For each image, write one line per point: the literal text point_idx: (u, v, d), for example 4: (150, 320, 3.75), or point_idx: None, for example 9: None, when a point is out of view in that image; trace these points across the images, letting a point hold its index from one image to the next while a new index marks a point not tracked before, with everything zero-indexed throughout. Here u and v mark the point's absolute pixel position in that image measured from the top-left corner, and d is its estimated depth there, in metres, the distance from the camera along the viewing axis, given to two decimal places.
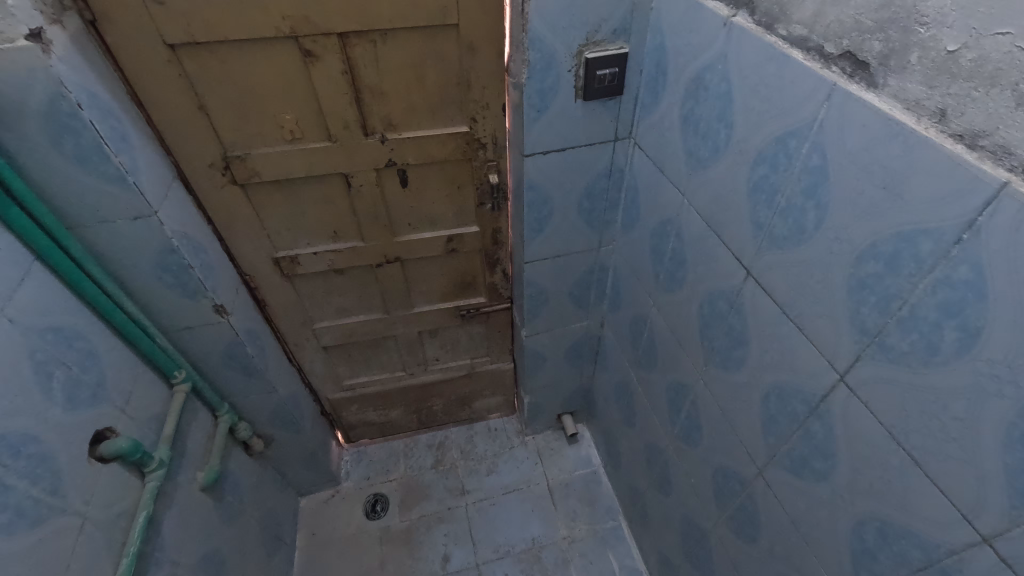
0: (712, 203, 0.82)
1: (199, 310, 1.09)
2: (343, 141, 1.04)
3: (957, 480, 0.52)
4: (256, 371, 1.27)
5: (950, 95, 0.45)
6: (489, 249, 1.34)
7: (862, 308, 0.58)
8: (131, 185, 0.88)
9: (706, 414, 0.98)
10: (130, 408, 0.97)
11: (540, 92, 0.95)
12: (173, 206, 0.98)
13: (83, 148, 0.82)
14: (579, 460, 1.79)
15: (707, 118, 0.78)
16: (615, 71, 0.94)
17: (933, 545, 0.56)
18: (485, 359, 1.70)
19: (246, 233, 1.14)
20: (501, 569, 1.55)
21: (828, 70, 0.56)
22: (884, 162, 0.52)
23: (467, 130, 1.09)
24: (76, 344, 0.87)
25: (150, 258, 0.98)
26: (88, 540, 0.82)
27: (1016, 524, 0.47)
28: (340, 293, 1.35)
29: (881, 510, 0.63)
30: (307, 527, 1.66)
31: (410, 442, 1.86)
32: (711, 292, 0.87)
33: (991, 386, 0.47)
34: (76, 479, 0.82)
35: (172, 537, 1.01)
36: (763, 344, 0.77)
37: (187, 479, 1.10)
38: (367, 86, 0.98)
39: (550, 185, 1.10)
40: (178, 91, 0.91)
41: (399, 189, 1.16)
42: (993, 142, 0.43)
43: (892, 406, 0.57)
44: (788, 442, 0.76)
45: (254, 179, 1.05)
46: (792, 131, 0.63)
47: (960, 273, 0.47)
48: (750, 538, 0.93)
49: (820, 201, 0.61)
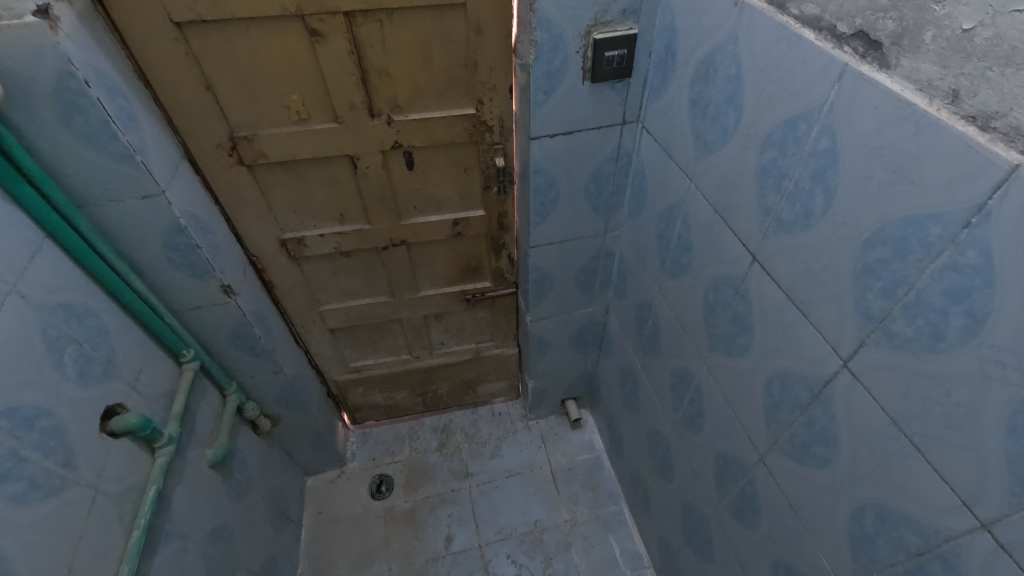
0: (720, 188, 0.81)
1: (207, 290, 1.10)
2: (349, 122, 1.04)
3: (958, 466, 0.52)
4: (263, 352, 1.29)
5: (963, 75, 0.44)
6: (494, 234, 1.34)
7: (868, 293, 0.58)
8: (139, 164, 0.88)
9: (709, 401, 0.98)
10: (141, 385, 0.99)
11: (547, 74, 0.94)
12: (181, 186, 0.99)
13: (92, 126, 0.83)
14: (582, 446, 1.80)
15: (715, 101, 0.77)
16: (624, 53, 0.92)
17: (932, 530, 0.56)
18: (490, 344, 1.71)
19: (253, 214, 1.14)
20: (503, 550, 1.58)
21: (839, 50, 0.55)
22: (894, 145, 0.51)
23: (473, 112, 1.08)
24: (87, 321, 0.89)
25: (158, 238, 0.99)
26: (101, 512, 0.84)
27: (1016, 511, 0.47)
28: (346, 276, 1.35)
29: (881, 496, 0.63)
30: (314, 506, 1.69)
31: (416, 425, 1.88)
32: (716, 278, 0.87)
33: (995, 372, 0.46)
34: (88, 452, 0.84)
35: (181, 511, 1.04)
36: (767, 330, 0.77)
37: (196, 456, 1.12)
38: (373, 67, 0.97)
39: (557, 168, 1.09)
40: (186, 71, 0.91)
41: (405, 172, 1.16)
42: (1006, 124, 0.42)
43: (895, 393, 0.57)
44: (789, 429, 0.76)
45: (260, 160, 1.05)
46: (802, 114, 0.62)
47: (967, 258, 0.46)
48: (750, 524, 0.94)
49: (828, 186, 0.60)
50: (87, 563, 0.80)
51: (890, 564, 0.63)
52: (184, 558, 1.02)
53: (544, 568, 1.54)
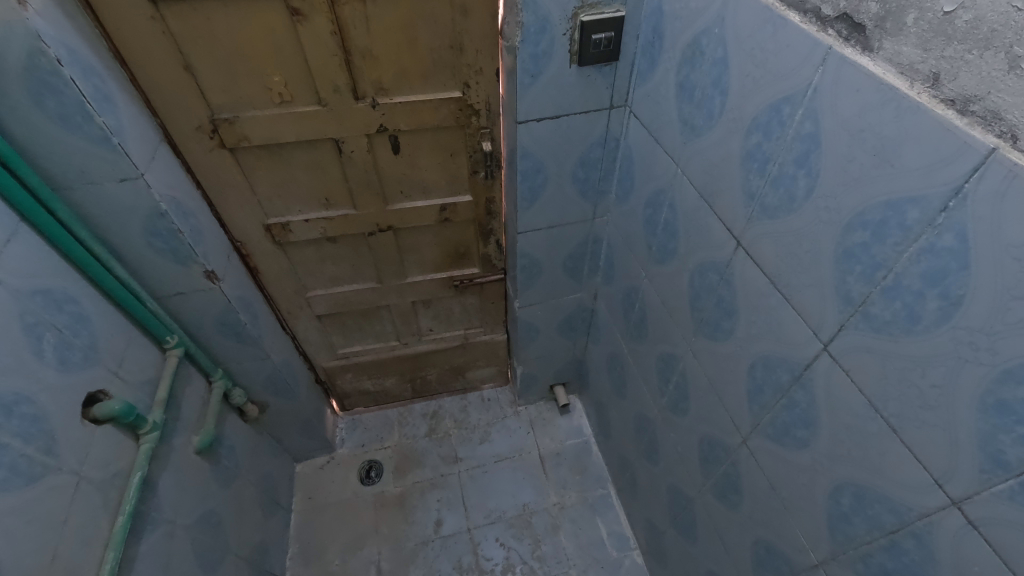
0: (705, 173, 0.81)
1: (190, 276, 1.09)
2: (333, 105, 1.02)
3: (931, 445, 0.53)
4: (249, 338, 1.28)
5: (944, 58, 0.44)
6: (482, 219, 1.33)
7: (848, 277, 0.58)
8: (116, 146, 0.86)
9: (694, 384, 0.99)
10: (123, 371, 0.98)
11: (534, 56, 0.93)
12: (161, 169, 0.97)
13: (66, 107, 0.81)
14: (571, 431, 1.82)
15: (702, 85, 0.77)
16: (611, 36, 0.91)
17: (905, 508, 0.58)
18: (479, 330, 1.71)
19: (236, 199, 1.13)
20: (492, 534, 1.60)
21: (824, 33, 0.55)
22: (876, 129, 0.51)
23: (460, 95, 1.07)
24: (66, 307, 0.87)
25: (138, 222, 0.97)
26: (85, 498, 0.84)
27: (986, 488, 0.48)
28: (333, 262, 1.34)
29: (858, 475, 0.64)
30: (304, 491, 1.69)
31: (405, 411, 1.89)
32: (702, 264, 0.87)
33: (969, 354, 0.47)
34: (70, 439, 0.83)
35: (167, 497, 1.03)
36: (750, 314, 0.77)
37: (182, 442, 1.11)
38: (357, 48, 0.96)
39: (544, 153, 1.08)
40: (163, 51, 0.89)
41: (391, 156, 1.15)
42: (984, 107, 0.42)
43: (872, 375, 0.58)
44: (771, 411, 0.77)
45: (243, 144, 1.03)
46: (786, 97, 0.62)
47: (945, 241, 0.47)
48: (733, 505, 0.95)
49: (811, 170, 0.60)
50: (72, 549, 0.79)
51: (866, 541, 0.65)
52: (172, 544, 1.02)
53: (532, 550, 1.56)
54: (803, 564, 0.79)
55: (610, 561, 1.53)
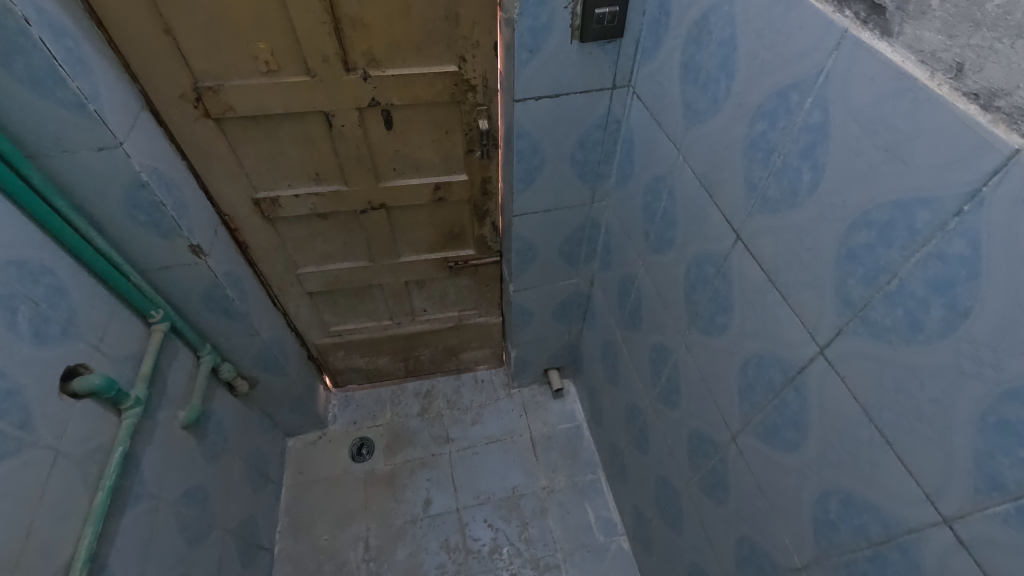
0: (707, 161, 0.77)
1: (174, 250, 1.06)
2: (323, 76, 0.97)
3: (925, 459, 0.51)
4: (236, 313, 1.26)
5: (970, 46, 0.40)
6: (477, 200, 1.30)
7: (849, 279, 0.55)
8: (92, 113, 0.83)
9: (686, 377, 0.97)
10: (105, 345, 0.96)
11: (533, 31, 0.88)
12: (141, 137, 0.94)
13: (37, 70, 0.77)
14: (563, 415, 1.81)
15: (708, 67, 0.72)
16: (615, 10, 0.86)
17: (893, 521, 0.56)
18: (473, 312, 1.68)
19: (222, 170, 1.09)
20: (481, 514, 1.60)
21: (840, 15, 0.50)
22: (889, 121, 0.47)
23: (456, 69, 1.02)
24: (44, 279, 0.85)
25: (119, 193, 0.94)
26: (62, 474, 0.83)
27: (980, 507, 0.46)
28: (324, 238, 1.31)
29: (846, 483, 0.62)
30: (295, 466, 1.70)
31: (398, 389, 1.88)
32: (701, 255, 0.84)
33: (972, 367, 0.44)
34: (46, 414, 0.82)
35: (151, 472, 1.03)
36: (746, 311, 0.74)
37: (167, 418, 1.10)
38: (347, 16, 0.91)
39: (541, 133, 1.04)
40: (140, 12, 0.84)
41: (384, 131, 1.10)
42: (1010, 103, 0.38)
43: (868, 382, 0.55)
44: (762, 411, 0.75)
45: (228, 113, 0.99)
46: (795, 83, 0.58)
47: (955, 247, 0.44)
48: (720, 500, 0.94)
49: (816, 163, 0.57)
50: (48, 525, 0.79)
51: (850, 549, 0.63)
52: (155, 518, 1.02)
53: (520, 532, 1.57)
54: (787, 565, 0.77)
55: (597, 546, 1.54)
